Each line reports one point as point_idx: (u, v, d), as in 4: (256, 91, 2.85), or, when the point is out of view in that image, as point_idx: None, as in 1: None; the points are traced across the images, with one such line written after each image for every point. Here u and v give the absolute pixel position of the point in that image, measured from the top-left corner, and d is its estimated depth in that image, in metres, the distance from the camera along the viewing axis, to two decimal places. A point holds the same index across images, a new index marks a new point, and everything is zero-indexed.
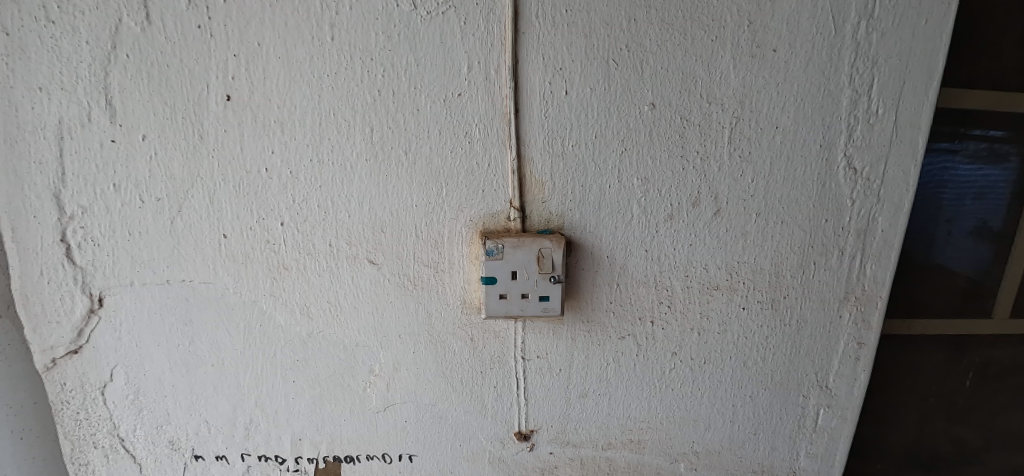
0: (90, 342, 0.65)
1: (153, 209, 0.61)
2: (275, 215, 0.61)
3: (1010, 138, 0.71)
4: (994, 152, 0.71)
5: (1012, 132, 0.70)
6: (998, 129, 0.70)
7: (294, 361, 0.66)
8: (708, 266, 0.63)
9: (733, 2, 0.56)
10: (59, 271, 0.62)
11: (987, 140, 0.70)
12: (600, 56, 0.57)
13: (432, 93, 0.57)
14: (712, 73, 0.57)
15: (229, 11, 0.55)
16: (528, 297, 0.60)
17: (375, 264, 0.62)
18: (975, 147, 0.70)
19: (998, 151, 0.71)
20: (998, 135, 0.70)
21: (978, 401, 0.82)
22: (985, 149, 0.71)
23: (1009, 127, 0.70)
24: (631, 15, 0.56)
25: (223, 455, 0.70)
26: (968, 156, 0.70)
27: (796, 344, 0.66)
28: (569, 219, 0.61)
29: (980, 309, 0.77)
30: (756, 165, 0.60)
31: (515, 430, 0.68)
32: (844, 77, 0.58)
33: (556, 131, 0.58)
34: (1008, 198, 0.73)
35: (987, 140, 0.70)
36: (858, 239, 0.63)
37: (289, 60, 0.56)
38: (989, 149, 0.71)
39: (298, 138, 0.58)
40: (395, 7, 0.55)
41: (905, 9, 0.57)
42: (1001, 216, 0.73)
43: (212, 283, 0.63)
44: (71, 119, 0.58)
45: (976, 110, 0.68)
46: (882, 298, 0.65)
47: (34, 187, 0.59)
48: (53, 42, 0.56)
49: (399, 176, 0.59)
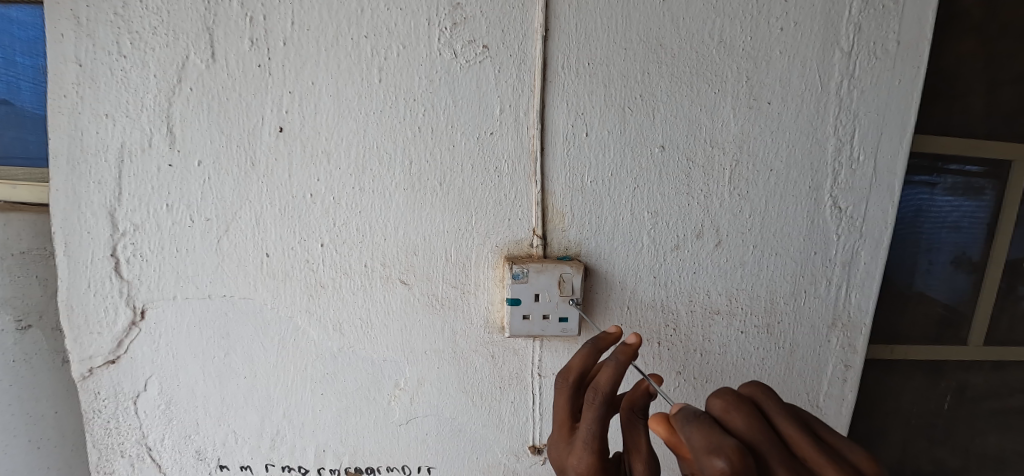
0: (128, 353, 0.68)
1: (201, 229, 0.65)
2: (316, 237, 0.66)
3: (985, 173, 0.79)
4: (971, 186, 0.79)
5: (983, 172, 0.79)
6: (975, 165, 0.78)
7: (325, 374, 0.70)
8: (710, 292, 0.69)
9: (733, 61, 0.64)
10: (107, 284, 0.65)
11: (964, 174, 0.79)
12: (617, 104, 0.64)
13: (466, 131, 0.64)
14: (714, 120, 0.65)
15: (288, 52, 0.61)
16: (548, 318, 0.66)
17: (406, 284, 0.67)
18: (953, 180, 0.79)
19: (974, 185, 0.79)
20: (975, 170, 0.79)
21: (952, 423, 0.89)
22: (962, 183, 0.79)
23: (984, 164, 0.79)
24: (644, 69, 0.63)
25: (248, 465, 0.73)
26: (945, 188, 0.79)
27: (789, 365, 0.72)
28: (586, 247, 0.67)
29: (953, 337, 0.85)
30: (753, 202, 0.67)
31: (530, 444, 0.73)
32: (829, 127, 0.66)
33: (577, 168, 0.65)
34: (982, 229, 0.81)
35: (963, 174, 0.79)
36: (844, 270, 0.70)
37: (339, 98, 0.63)
38: (966, 183, 0.79)
39: (342, 167, 0.64)
40: (438, 55, 0.62)
41: (881, 70, 0.65)
42: (978, 247, 0.82)
43: (251, 299, 0.67)
44: (132, 143, 0.63)
45: (949, 153, 0.77)
46: (866, 325, 0.71)
47: (91, 205, 0.63)
48: (122, 74, 0.61)
49: (433, 205, 0.65)
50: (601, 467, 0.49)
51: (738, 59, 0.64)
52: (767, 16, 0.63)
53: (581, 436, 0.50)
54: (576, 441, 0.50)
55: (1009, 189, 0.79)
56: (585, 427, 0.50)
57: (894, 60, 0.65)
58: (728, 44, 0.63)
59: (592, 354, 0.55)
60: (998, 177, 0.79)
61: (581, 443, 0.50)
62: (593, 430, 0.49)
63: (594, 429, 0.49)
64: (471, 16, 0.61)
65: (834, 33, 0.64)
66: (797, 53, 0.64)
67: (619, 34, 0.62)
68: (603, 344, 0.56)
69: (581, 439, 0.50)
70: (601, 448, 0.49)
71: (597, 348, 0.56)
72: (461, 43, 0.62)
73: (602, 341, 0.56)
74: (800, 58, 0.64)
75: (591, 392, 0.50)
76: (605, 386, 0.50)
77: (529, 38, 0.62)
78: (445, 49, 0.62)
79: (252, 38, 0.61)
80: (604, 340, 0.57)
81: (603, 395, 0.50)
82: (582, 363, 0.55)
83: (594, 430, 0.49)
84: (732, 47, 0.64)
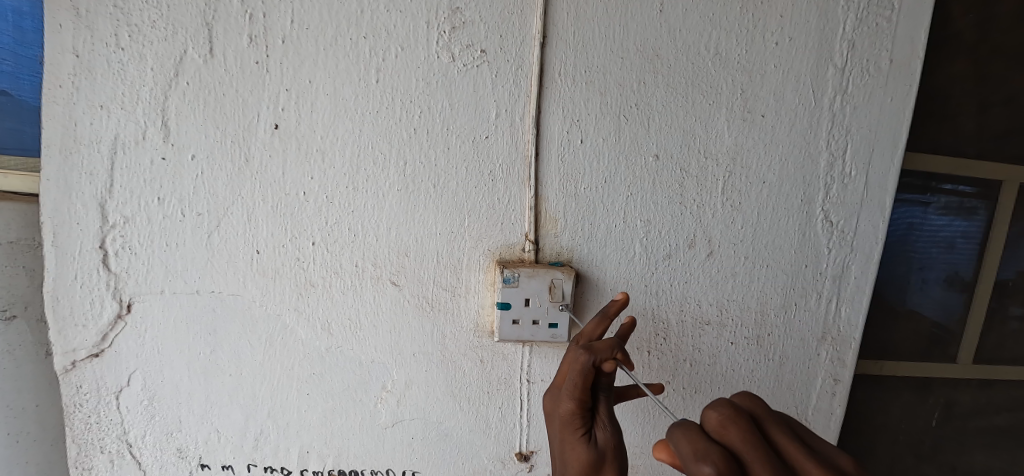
0: (112, 347, 0.67)
1: (193, 223, 0.65)
2: (308, 235, 0.66)
3: (978, 193, 0.80)
4: (964, 205, 0.80)
5: (978, 191, 0.80)
6: (968, 185, 0.80)
7: (311, 375, 0.69)
8: (700, 302, 0.69)
9: (728, 73, 0.64)
10: (94, 276, 0.65)
11: (958, 194, 0.80)
12: (612, 112, 0.64)
13: (461, 134, 0.64)
14: (708, 131, 0.65)
15: (287, 51, 0.62)
16: (538, 323, 0.66)
17: (397, 285, 0.67)
18: (946, 200, 0.79)
19: (967, 205, 0.80)
20: (968, 191, 0.80)
21: (941, 441, 0.89)
22: (957, 202, 0.80)
23: (977, 184, 0.80)
24: (641, 78, 0.64)
25: (230, 465, 0.71)
26: (939, 207, 0.79)
27: (779, 378, 0.72)
28: (578, 254, 0.67)
29: (942, 354, 0.85)
30: (745, 213, 0.68)
31: (516, 450, 0.72)
32: (822, 142, 0.67)
33: (571, 174, 0.65)
34: (972, 247, 0.82)
35: (957, 194, 0.80)
36: (834, 283, 0.70)
37: (336, 97, 0.63)
38: (960, 202, 0.80)
39: (337, 167, 0.64)
40: (436, 58, 0.62)
41: (874, 87, 0.66)
42: (967, 266, 0.82)
43: (239, 297, 0.67)
44: (126, 135, 0.63)
45: (942, 172, 0.78)
46: (856, 340, 0.71)
47: (81, 196, 0.63)
48: (120, 67, 0.61)
49: (427, 206, 0.65)
50: (578, 416, 0.52)
51: (733, 71, 0.65)
52: (763, 30, 0.64)
53: (566, 384, 0.53)
54: (563, 389, 0.53)
55: (1002, 210, 0.80)
56: (571, 377, 0.52)
57: (887, 77, 0.66)
58: (724, 56, 0.64)
59: (602, 322, 0.57)
60: (993, 197, 0.80)
61: (566, 391, 0.53)
62: (577, 381, 0.52)
63: (577, 380, 0.52)
64: (470, 20, 0.62)
65: (828, 49, 0.65)
66: (792, 68, 0.65)
67: (616, 43, 0.63)
68: (611, 312, 0.58)
69: (567, 388, 0.53)
70: (583, 401, 0.52)
71: (608, 316, 0.58)
72: (459, 46, 0.62)
73: (608, 314, 0.58)
74: (795, 73, 0.65)
75: (583, 348, 0.53)
76: (601, 351, 0.53)
77: (527, 45, 0.62)
78: (443, 52, 0.62)
79: (251, 35, 0.61)
80: (614, 306, 0.59)
81: (594, 356, 0.53)
82: (596, 331, 0.58)
83: (577, 381, 0.52)
84: (728, 59, 0.64)
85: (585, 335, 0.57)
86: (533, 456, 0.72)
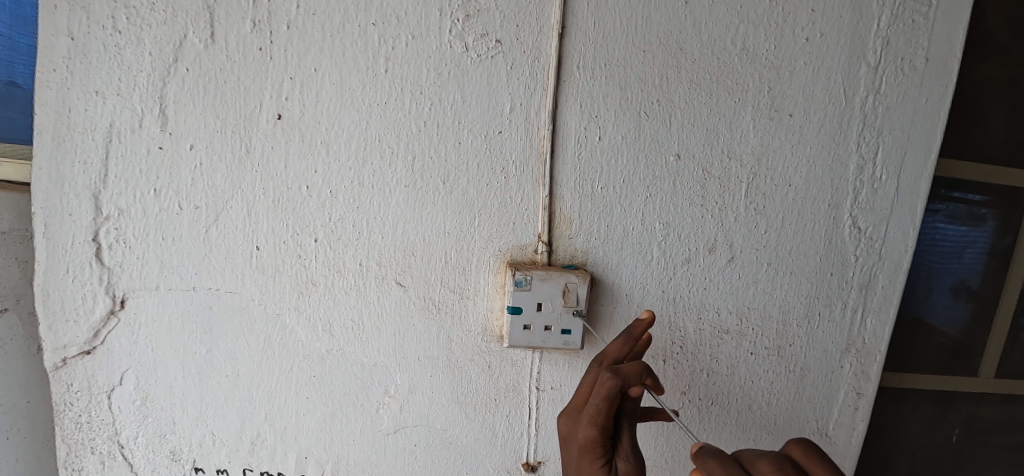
0: (105, 344, 0.64)
1: (190, 216, 0.62)
2: (310, 232, 0.63)
3: (987, 202, 0.76)
4: (973, 214, 0.76)
5: (989, 199, 0.76)
6: (977, 194, 0.76)
7: (311, 377, 0.66)
8: (719, 310, 0.66)
9: (755, 70, 0.61)
10: (86, 270, 0.62)
11: (967, 203, 0.76)
12: (632, 108, 0.61)
13: (473, 128, 0.61)
14: (733, 130, 0.62)
15: (292, 36, 0.58)
16: (550, 329, 0.63)
17: (402, 286, 0.64)
18: (954, 208, 0.76)
19: (976, 214, 0.76)
20: (979, 199, 0.76)
21: (961, 457, 0.86)
22: (966, 211, 0.76)
23: (987, 193, 0.76)
24: (663, 73, 0.61)
25: (224, 469, 0.69)
26: (948, 215, 0.76)
27: (799, 390, 0.69)
28: (593, 257, 0.64)
29: (965, 368, 0.81)
30: (769, 217, 0.64)
31: (523, 460, 0.69)
32: (852, 144, 0.63)
33: (587, 173, 0.62)
34: (982, 257, 0.78)
35: (966, 202, 0.76)
36: (860, 293, 0.67)
37: (342, 87, 0.60)
38: (969, 211, 0.76)
39: (341, 160, 0.61)
40: (448, 48, 0.59)
41: (908, 86, 0.62)
42: (977, 276, 0.78)
43: (237, 294, 0.64)
44: (122, 123, 0.60)
45: (954, 178, 0.74)
46: (881, 352, 0.68)
47: (74, 186, 0.60)
48: (117, 50, 0.58)
49: (435, 204, 0.62)
50: (599, 444, 0.50)
51: (760, 68, 0.61)
52: (793, 25, 0.61)
53: (588, 409, 0.51)
54: (584, 413, 0.51)
55: (1009, 219, 0.77)
56: (594, 401, 0.50)
57: (923, 76, 0.62)
58: (751, 51, 0.61)
59: (626, 344, 0.54)
60: (1002, 205, 0.77)
61: (588, 416, 0.50)
62: (600, 407, 0.50)
63: (601, 406, 0.50)
64: (485, 8, 0.59)
65: (862, 46, 0.61)
66: (822, 65, 0.62)
67: (638, 35, 0.60)
68: (636, 334, 0.55)
69: (589, 413, 0.50)
70: (604, 428, 0.50)
71: (633, 338, 0.55)
72: (473, 36, 0.59)
73: (633, 336, 0.55)
74: (825, 70, 0.62)
75: (610, 371, 0.50)
76: (628, 376, 0.51)
77: (544, 35, 0.59)
78: (456, 42, 0.59)
79: (255, 20, 0.58)
80: (638, 327, 0.55)
81: (621, 381, 0.50)
82: (618, 352, 0.55)
83: (601, 407, 0.50)
84: (755, 55, 0.61)
85: (607, 354, 0.55)
86: (541, 466, 0.69)
